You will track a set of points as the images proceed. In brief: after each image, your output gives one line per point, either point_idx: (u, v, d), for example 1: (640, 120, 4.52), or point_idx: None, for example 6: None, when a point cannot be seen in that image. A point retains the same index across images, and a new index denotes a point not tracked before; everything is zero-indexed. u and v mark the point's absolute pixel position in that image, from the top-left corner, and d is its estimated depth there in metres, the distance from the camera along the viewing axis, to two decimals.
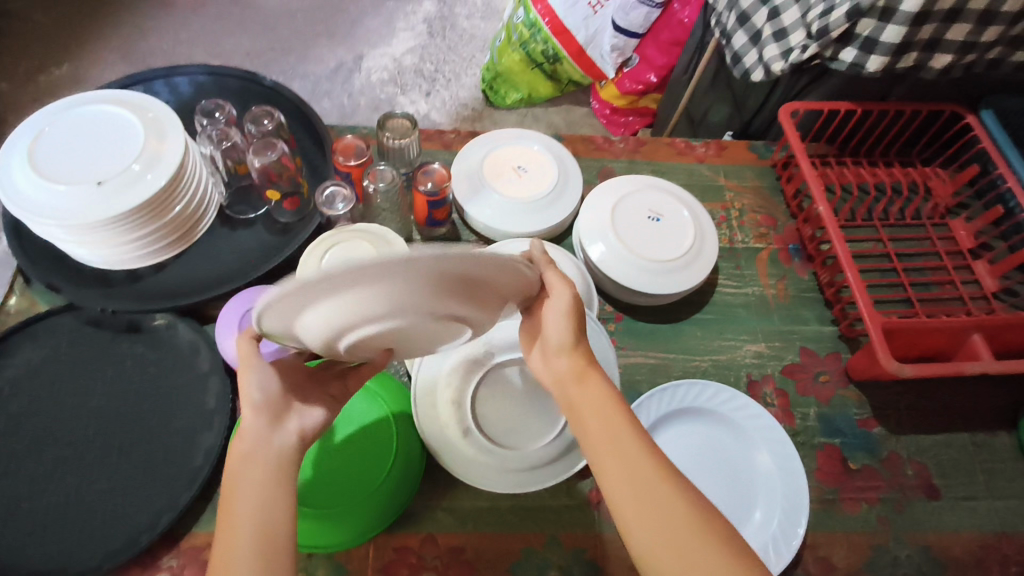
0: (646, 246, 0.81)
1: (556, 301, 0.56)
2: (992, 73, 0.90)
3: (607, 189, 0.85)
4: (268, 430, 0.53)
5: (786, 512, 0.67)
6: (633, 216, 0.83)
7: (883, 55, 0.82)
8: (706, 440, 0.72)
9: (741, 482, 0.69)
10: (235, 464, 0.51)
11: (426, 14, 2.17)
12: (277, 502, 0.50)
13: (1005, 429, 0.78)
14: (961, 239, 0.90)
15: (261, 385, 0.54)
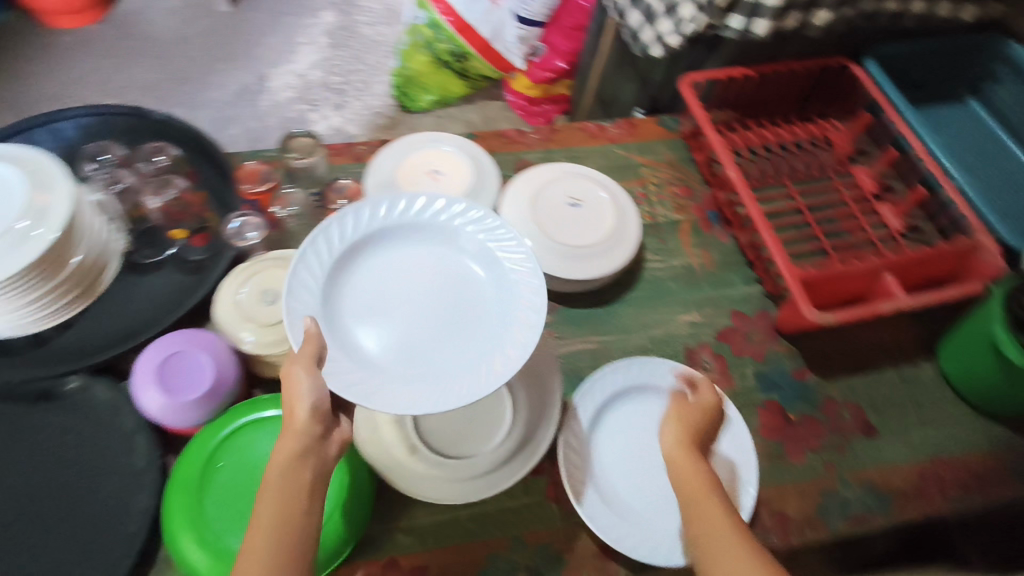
0: (569, 235, 0.81)
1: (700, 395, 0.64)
2: (871, 24, 0.95)
3: (526, 181, 0.85)
4: (319, 438, 0.53)
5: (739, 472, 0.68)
6: (552, 205, 0.84)
7: (768, 18, 0.86)
8: (652, 415, 0.73)
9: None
10: (283, 466, 0.51)
11: (327, 26, 2.12)
12: (294, 513, 0.50)
13: (926, 360, 0.83)
14: (865, 183, 0.95)
15: (315, 392, 0.53)
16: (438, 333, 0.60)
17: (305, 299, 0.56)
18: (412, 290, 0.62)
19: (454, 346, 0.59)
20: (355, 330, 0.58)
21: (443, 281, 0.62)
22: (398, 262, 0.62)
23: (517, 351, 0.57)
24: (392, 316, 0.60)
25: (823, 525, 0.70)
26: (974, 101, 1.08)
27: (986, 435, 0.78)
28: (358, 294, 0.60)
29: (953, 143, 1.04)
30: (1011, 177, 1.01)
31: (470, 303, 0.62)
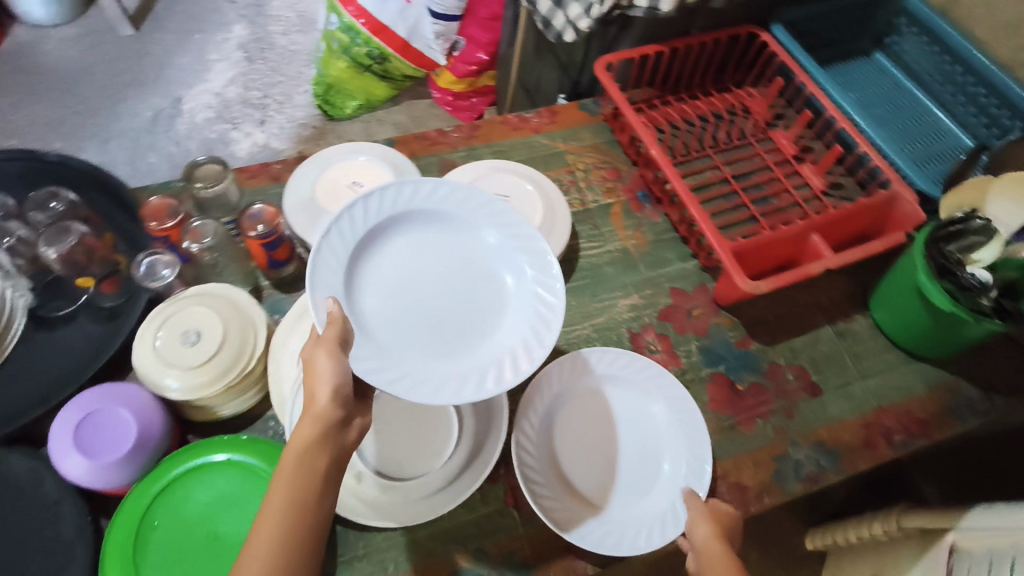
0: None
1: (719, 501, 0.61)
2: None
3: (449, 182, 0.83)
4: (337, 423, 0.51)
5: (693, 449, 0.68)
6: None
7: None
8: (604, 404, 0.72)
9: (646, 434, 0.70)
10: (300, 451, 0.49)
11: (239, 39, 2.03)
12: (305, 504, 0.48)
13: (860, 313, 0.85)
14: (785, 147, 0.96)
15: (338, 374, 0.52)
16: (453, 319, 0.63)
17: (329, 282, 0.58)
18: (431, 274, 0.64)
19: (470, 331, 0.62)
20: (376, 311, 0.61)
21: (461, 265, 0.65)
22: (418, 245, 0.65)
23: (534, 345, 0.60)
24: (411, 298, 0.63)
25: (779, 490, 0.71)
26: (879, 53, 1.12)
27: (923, 378, 0.80)
28: (378, 275, 0.63)
29: (863, 97, 1.07)
30: (920, 124, 1.04)
31: (485, 290, 0.65)
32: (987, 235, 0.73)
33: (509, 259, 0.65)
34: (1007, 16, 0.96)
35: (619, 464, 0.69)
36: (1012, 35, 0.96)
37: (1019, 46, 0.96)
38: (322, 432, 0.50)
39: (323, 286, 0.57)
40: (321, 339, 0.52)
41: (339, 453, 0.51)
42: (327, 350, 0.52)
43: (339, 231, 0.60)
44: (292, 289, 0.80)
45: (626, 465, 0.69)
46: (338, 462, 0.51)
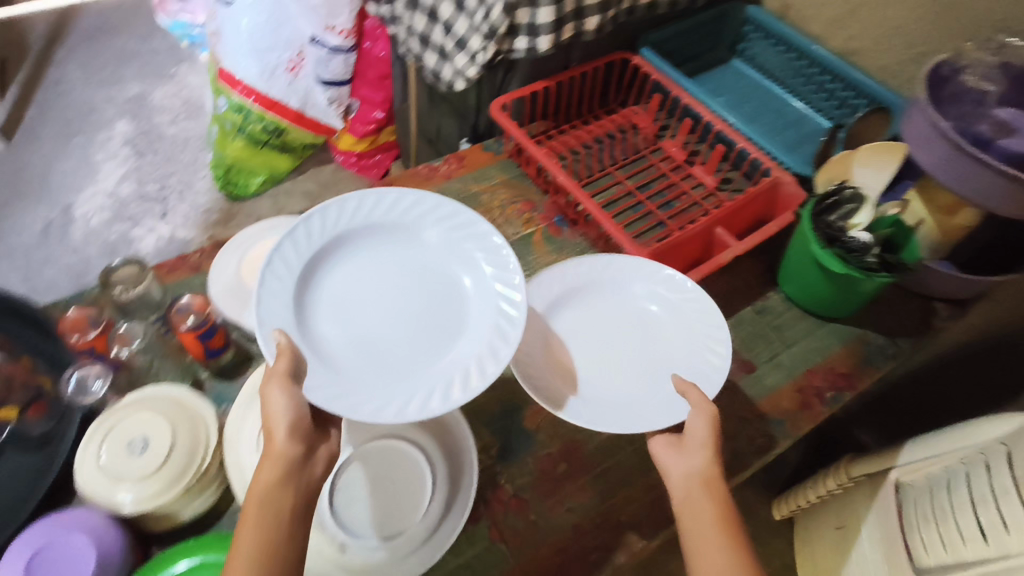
0: None
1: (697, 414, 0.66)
2: (633, 18, 1.06)
3: None
4: (298, 457, 0.59)
5: (712, 342, 0.76)
6: None
7: (547, 34, 0.95)
8: (582, 319, 0.80)
9: (655, 336, 0.79)
10: (267, 484, 0.57)
11: (124, 135, 1.98)
12: (277, 526, 0.56)
13: (772, 289, 0.93)
14: (676, 154, 1.05)
15: (293, 409, 0.60)
16: (409, 319, 0.71)
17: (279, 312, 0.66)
18: (383, 288, 0.73)
19: (428, 336, 0.71)
20: (334, 326, 0.70)
21: (412, 274, 0.74)
22: (366, 261, 0.74)
23: (497, 343, 0.68)
24: (366, 315, 0.71)
25: (739, 465, 0.76)
26: (735, 59, 1.25)
27: (838, 336, 0.89)
28: (333, 291, 0.72)
29: (729, 100, 1.19)
30: (782, 114, 1.17)
31: (440, 295, 0.74)
32: (858, 200, 0.84)
33: (461, 262, 0.75)
34: (832, 13, 1.11)
35: (613, 370, 0.76)
36: (840, 28, 1.11)
37: (847, 36, 1.10)
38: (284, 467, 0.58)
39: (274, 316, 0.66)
40: (274, 378, 0.60)
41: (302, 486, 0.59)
42: (279, 387, 0.60)
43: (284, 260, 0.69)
44: (235, 375, 0.78)
45: (627, 368, 0.76)
46: (300, 495, 0.58)
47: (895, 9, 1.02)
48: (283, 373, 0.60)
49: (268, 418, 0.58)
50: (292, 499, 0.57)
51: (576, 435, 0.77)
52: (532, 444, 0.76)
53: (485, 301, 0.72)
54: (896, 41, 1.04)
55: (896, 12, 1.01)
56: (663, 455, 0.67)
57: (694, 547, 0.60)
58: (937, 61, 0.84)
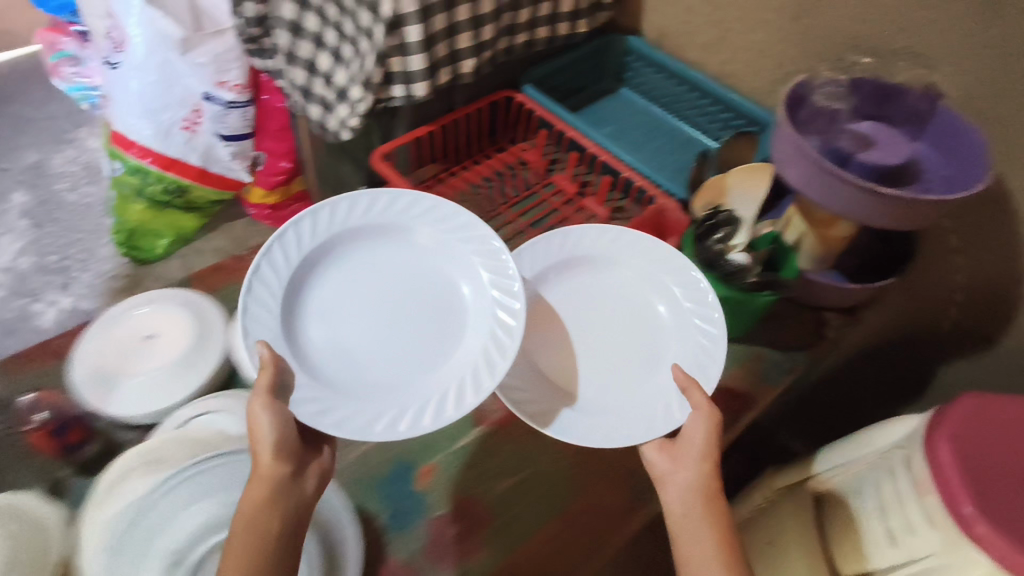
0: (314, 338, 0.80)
1: (697, 417, 0.71)
2: (514, 57, 1.07)
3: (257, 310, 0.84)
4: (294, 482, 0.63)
5: (705, 330, 0.80)
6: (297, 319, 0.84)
7: (421, 80, 0.94)
8: (583, 292, 0.85)
9: (652, 319, 0.83)
10: (269, 511, 0.61)
11: (20, 206, 1.88)
12: (276, 552, 0.59)
13: None
14: (567, 187, 1.06)
15: (279, 428, 0.63)
16: (407, 319, 0.76)
17: (270, 321, 0.70)
18: (374, 289, 0.77)
19: (420, 337, 0.75)
20: (330, 328, 0.74)
21: (406, 273, 0.78)
22: (363, 259, 0.78)
23: (493, 356, 0.72)
24: (356, 317, 0.75)
25: (639, 501, 0.78)
26: (624, 87, 1.28)
27: (732, 357, 0.91)
28: (330, 292, 0.75)
29: (619, 129, 1.21)
30: (671, 139, 1.20)
31: (431, 297, 0.78)
32: (734, 223, 0.87)
33: (453, 264, 0.79)
34: (706, 39, 1.15)
35: (607, 348, 0.81)
36: (714, 53, 1.15)
37: (722, 60, 1.14)
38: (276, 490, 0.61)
39: (266, 325, 0.69)
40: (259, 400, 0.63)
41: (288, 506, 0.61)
42: (263, 406, 0.63)
43: (273, 267, 0.71)
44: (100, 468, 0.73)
45: (620, 347, 0.81)
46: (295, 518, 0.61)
47: (760, 33, 1.06)
48: (264, 390, 0.63)
49: (253, 444, 0.61)
50: (282, 516, 0.60)
51: (473, 490, 0.75)
52: (425, 506, 0.73)
53: (479, 305, 0.77)
54: (765, 63, 1.08)
55: (761, 35, 1.06)
56: (658, 461, 0.72)
57: (691, 562, 0.66)
58: (797, 80, 0.86)
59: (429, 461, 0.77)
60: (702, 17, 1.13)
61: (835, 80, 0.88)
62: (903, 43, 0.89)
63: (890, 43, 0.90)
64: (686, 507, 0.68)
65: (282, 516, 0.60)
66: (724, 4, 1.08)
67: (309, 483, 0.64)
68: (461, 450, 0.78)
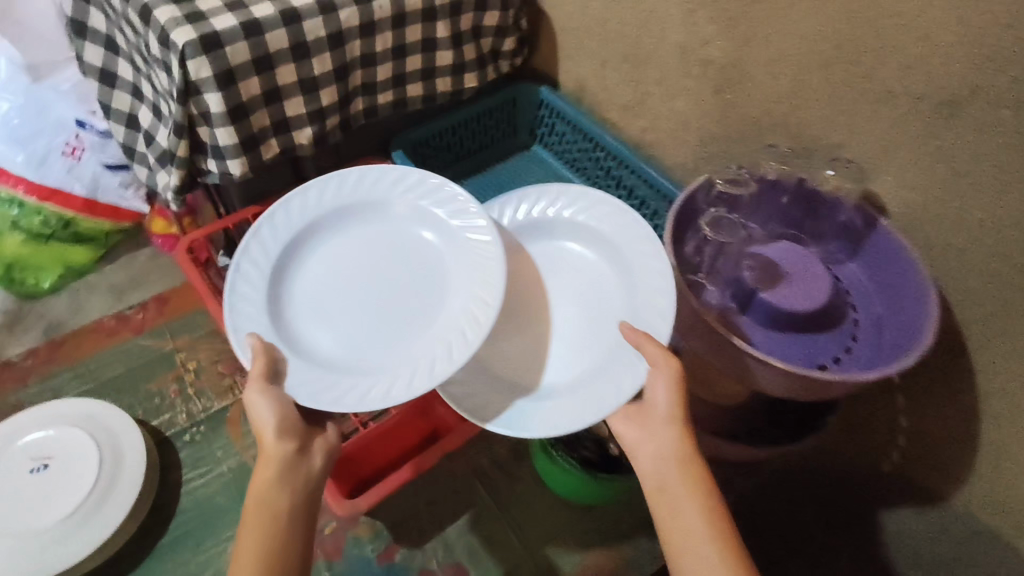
0: (39, 515, 0.69)
1: (658, 374, 0.55)
2: (379, 118, 0.88)
3: (6, 473, 0.72)
4: (295, 458, 0.52)
5: (647, 273, 0.62)
6: (30, 493, 0.71)
7: (235, 156, 0.73)
8: (548, 255, 0.68)
9: (585, 276, 0.66)
10: (262, 495, 0.49)
11: None
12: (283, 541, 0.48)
13: (527, 466, 0.77)
14: None
15: (277, 409, 0.51)
16: (405, 300, 0.59)
17: (254, 309, 0.56)
18: (358, 270, 0.60)
19: (420, 316, 0.58)
20: (320, 322, 0.58)
21: (399, 248, 0.61)
22: (351, 243, 0.61)
23: (485, 315, 0.54)
24: (347, 301, 0.59)
25: None
26: (537, 146, 1.09)
27: (597, 531, 0.72)
28: (319, 283, 0.59)
29: None
30: None
31: (427, 264, 0.60)
32: None
33: (441, 227, 0.61)
34: (623, 100, 0.94)
35: (547, 320, 0.65)
36: (633, 117, 0.95)
37: (642, 127, 0.94)
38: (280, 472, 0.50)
39: (250, 316, 0.55)
40: (251, 378, 0.52)
41: (297, 483, 0.51)
42: (258, 389, 0.52)
43: (251, 259, 0.57)
44: None
45: (575, 325, 0.64)
46: (302, 500, 0.50)
47: (680, 102, 0.86)
48: (257, 379, 0.52)
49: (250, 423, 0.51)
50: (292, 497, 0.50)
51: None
52: None
53: (466, 257, 0.59)
54: (687, 137, 0.88)
55: (683, 105, 0.86)
56: (626, 435, 0.56)
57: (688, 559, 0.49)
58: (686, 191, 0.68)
59: None
60: (618, 74, 0.92)
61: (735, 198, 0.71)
62: (838, 140, 0.69)
63: (824, 138, 0.70)
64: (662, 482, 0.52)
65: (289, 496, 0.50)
66: (641, 61, 0.87)
67: (315, 459, 0.53)
68: None
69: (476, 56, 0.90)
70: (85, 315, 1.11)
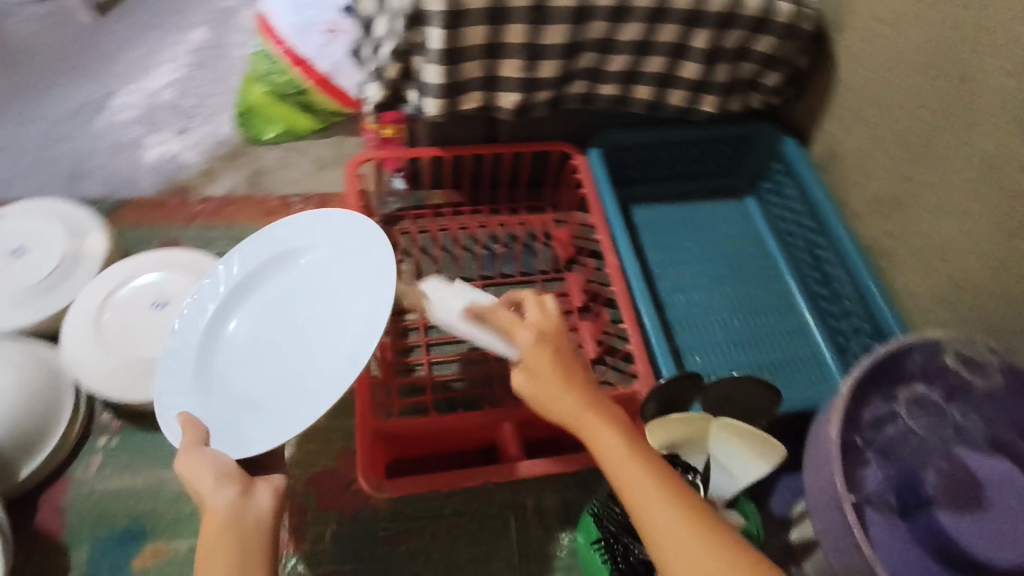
0: (134, 343, 0.73)
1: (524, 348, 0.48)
2: (595, 108, 0.81)
3: (132, 291, 0.77)
4: (239, 498, 0.46)
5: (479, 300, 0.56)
6: (134, 318, 0.75)
7: (433, 97, 0.70)
8: None
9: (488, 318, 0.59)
10: (211, 547, 0.43)
11: None
12: None
13: (565, 529, 0.70)
14: (573, 295, 0.83)
15: (216, 461, 0.48)
16: (313, 331, 0.60)
17: (182, 389, 0.58)
18: (271, 313, 0.62)
19: (326, 344, 0.58)
20: (242, 377, 0.59)
21: (305, 295, 0.63)
22: (257, 310, 0.63)
23: (371, 326, 0.56)
24: (266, 346, 0.61)
25: None
26: (751, 198, 0.95)
27: None
28: (232, 352, 0.61)
29: (705, 247, 0.90)
30: (766, 296, 0.86)
31: (334, 290, 0.62)
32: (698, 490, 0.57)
33: (333, 257, 0.63)
34: (877, 192, 0.77)
35: None
36: (879, 216, 0.77)
37: (884, 231, 0.77)
38: (228, 517, 0.44)
39: (178, 398, 0.58)
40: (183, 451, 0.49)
41: (245, 530, 0.44)
42: (188, 452, 0.49)
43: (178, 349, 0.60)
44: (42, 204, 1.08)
45: None
46: (254, 546, 0.43)
47: (951, 224, 0.68)
48: (189, 444, 0.49)
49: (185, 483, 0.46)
50: (240, 550, 0.43)
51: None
52: None
53: (362, 287, 0.60)
54: (936, 267, 0.70)
55: (952, 229, 0.67)
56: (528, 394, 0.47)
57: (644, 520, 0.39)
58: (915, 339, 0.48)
59: (165, 539, 0.68)
60: (885, 160, 0.75)
61: (965, 384, 0.50)
62: None
63: None
64: (583, 425, 0.44)
65: (239, 547, 0.43)
66: (924, 157, 0.70)
67: (262, 501, 0.46)
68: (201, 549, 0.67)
69: (726, 81, 0.78)
70: (286, 175, 1.09)
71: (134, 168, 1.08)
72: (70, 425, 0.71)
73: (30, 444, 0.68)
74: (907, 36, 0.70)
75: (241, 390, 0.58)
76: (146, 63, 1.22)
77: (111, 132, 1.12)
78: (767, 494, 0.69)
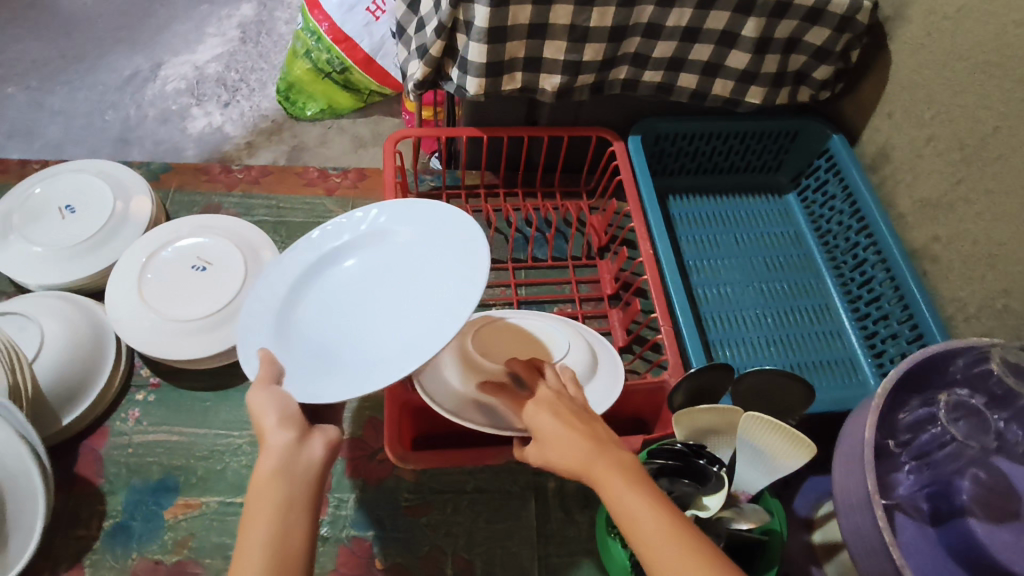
0: (176, 303, 0.75)
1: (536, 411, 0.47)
2: (637, 95, 0.80)
3: (174, 253, 0.79)
4: (296, 441, 0.45)
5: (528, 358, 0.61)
6: (175, 276, 0.77)
7: (475, 75, 0.70)
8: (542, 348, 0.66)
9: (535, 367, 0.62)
10: (263, 485, 0.42)
11: None
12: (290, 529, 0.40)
13: (585, 512, 0.70)
14: (604, 283, 0.83)
15: (280, 405, 0.47)
16: (400, 305, 0.59)
17: (261, 331, 0.58)
18: (362, 282, 0.62)
19: (411, 317, 0.57)
20: (324, 333, 0.58)
21: (396, 271, 0.62)
22: (346, 279, 0.63)
23: (458, 302, 0.54)
24: (348, 313, 0.60)
25: None
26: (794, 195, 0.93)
27: None
28: (317, 311, 0.60)
29: (742, 244, 0.88)
30: (806, 294, 0.84)
31: (424, 269, 0.60)
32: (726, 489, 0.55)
33: (428, 239, 0.62)
34: (927, 193, 0.75)
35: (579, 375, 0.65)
36: (928, 218, 0.75)
37: (932, 233, 0.74)
38: (283, 459, 0.43)
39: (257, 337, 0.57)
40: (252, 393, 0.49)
41: (296, 473, 0.43)
42: (261, 390, 0.49)
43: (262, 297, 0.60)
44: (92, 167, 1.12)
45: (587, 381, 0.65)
46: (303, 490, 0.42)
47: (1006, 228, 0.65)
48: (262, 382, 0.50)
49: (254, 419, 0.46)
50: (288, 493, 0.41)
51: (200, 558, 0.66)
52: (144, 536, 0.67)
53: (452, 268, 0.58)
54: (985, 272, 0.67)
55: (1008, 234, 0.65)
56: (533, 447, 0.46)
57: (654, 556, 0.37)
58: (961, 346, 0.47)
59: (196, 494, 0.70)
60: (937, 160, 0.73)
61: (1012, 393, 0.47)
62: None
63: None
64: (593, 470, 0.42)
65: (286, 492, 0.41)
66: (981, 158, 0.67)
67: (316, 451, 0.45)
68: (230, 506, 0.69)
69: (774, 71, 0.76)
70: (325, 151, 1.11)
71: (180, 137, 1.11)
72: (110, 380, 0.74)
73: (74, 397, 0.71)
74: (970, 32, 0.67)
75: (319, 346, 0.57)
76: (196, 35, 1.24)
77: (158, 101, 1.15)
78: (792, 494, 0.68)
